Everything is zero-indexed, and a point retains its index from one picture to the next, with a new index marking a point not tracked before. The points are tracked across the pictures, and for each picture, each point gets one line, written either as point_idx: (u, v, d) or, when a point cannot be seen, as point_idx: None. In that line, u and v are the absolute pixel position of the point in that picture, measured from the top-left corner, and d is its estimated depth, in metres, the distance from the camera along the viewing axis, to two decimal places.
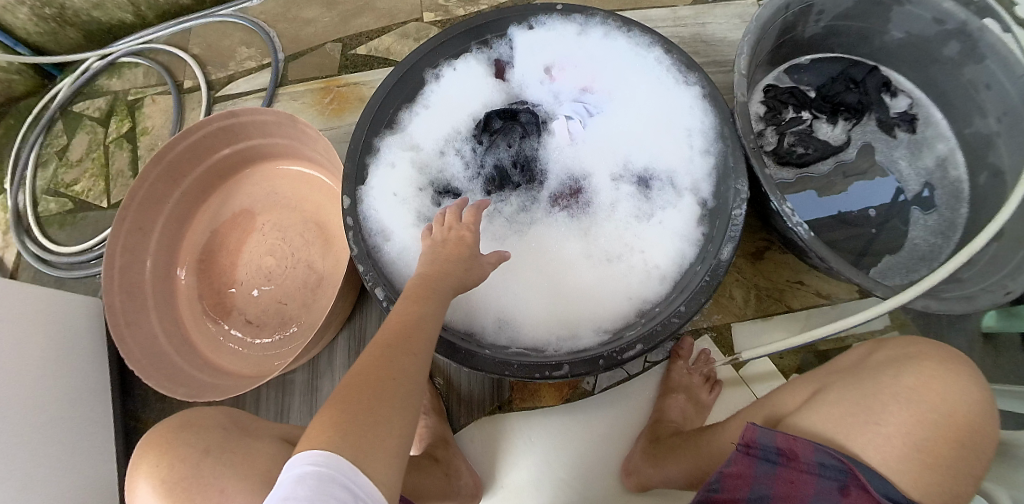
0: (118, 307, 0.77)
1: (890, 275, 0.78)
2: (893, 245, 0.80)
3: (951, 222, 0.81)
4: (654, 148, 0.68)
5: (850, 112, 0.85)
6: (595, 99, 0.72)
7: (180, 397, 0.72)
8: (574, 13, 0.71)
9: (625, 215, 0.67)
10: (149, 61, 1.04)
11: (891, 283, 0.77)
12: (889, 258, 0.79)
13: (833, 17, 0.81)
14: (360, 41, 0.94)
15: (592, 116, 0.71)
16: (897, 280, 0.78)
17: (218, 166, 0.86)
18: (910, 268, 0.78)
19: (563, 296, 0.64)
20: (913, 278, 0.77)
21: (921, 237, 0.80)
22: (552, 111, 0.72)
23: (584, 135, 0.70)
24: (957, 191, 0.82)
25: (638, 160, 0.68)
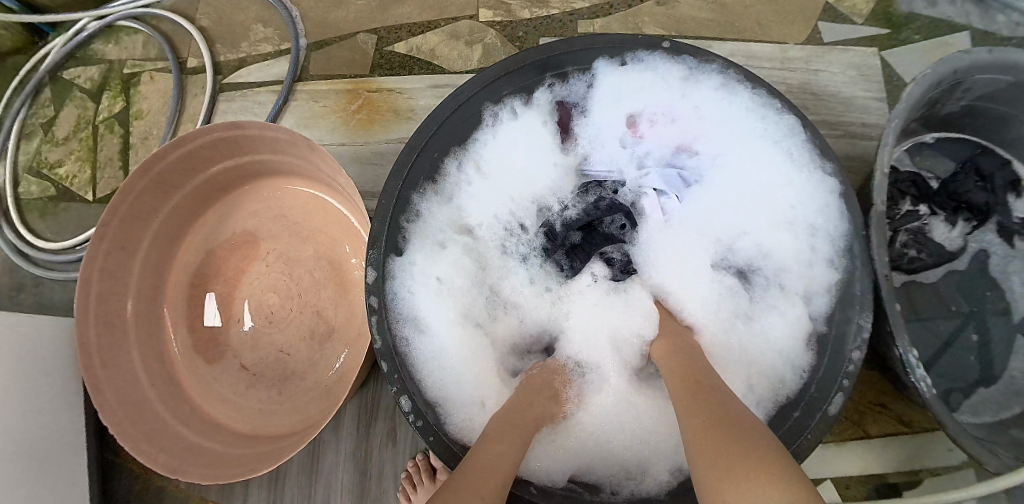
0: (93, 344, 0.66)
1: (979, 411, 0.66)
2: (981, 374, 0.67)
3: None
4: (760, 240, 0.56)
5: (972, 212, 0.71)
6: (694, 164, 0.60)
7: (160, 470, 0.61)
8: (683, 53, 0.55)
9: (722, 318, 0.56)
10: (149, 30, 0.88)
11: (980, 422, 0.65)
12: (980, 389, 0.67)
13: (978, 96, 0.65)
14: (399, 36, 0.78)
15: (688, 186, 0.60)
16: (985, 417, 0.66)
17: (217, 179, 0.72)
18: (1002, 405, 0.66)
19: (629, 423, 0.54)
20: (1003, 417, 0.65)
21: (1020, 369, 0.67)
22: (636, 182, 0.61)
23: (678, 211, 0.59)
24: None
25: (744, 249, 0.57)
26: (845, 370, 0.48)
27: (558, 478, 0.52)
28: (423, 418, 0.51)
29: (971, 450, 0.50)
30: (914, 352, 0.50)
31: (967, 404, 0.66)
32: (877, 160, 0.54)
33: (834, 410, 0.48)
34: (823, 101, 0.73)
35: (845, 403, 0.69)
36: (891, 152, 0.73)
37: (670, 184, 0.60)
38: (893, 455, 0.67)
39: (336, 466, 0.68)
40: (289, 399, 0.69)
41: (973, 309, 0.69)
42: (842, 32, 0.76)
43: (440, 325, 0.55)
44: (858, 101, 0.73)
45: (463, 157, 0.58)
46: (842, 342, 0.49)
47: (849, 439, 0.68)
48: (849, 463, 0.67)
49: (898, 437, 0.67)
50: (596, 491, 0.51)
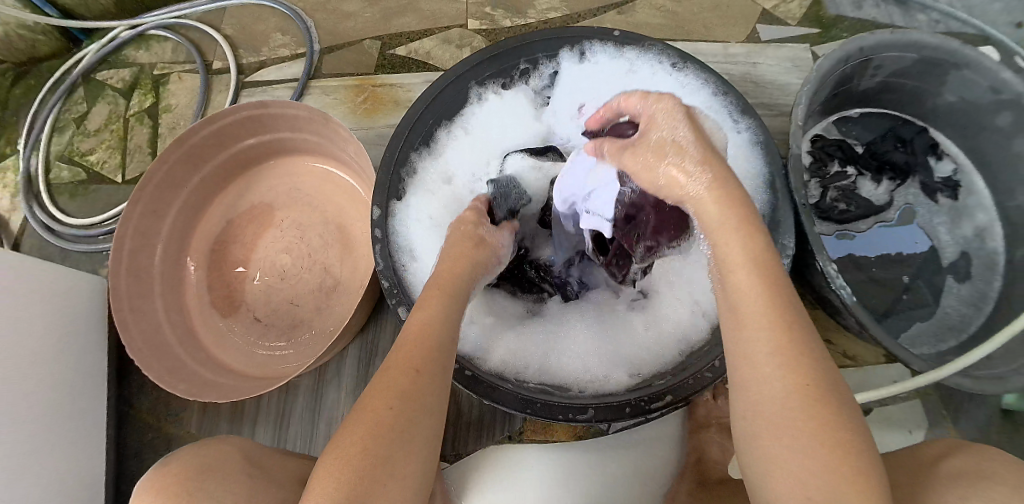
0: (123, 291, 0.74)
1: (919, 342, 0.79)
2: (924, 312, 0.81)
3: (983, 293, 0.81)
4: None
5: (895, 173, 0.86)
6: None
7: (178, 394, 0.70)
8: (630, 43, 0.70)
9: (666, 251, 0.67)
10: (179, 37, 1.01)
11: (919, 351, 0.78)
12: (920, 323, 0.80)
13: (889, 73, 0.78)
14: (401, 42, 0.92)
15: None
16: (926, 347, 0.79)
17: (241, 156, 0.84)
18: (939, 337, 0.79)
19: (597, 338, 0.65)
20: (941, 348, 0.79)
21: (953, 306, 0.81)
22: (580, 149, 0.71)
23: None
24: (991, 264, 0.82)
25: None
26: None
27: (534, 380, 0.62)
28: None
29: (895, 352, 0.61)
30: (832, 263, 0.61)
31: (909, 337, 0.79)
32: (794, 117, 0.68)
33: None
34: (763, 87, 0.88)
35: None
36: (821, 124, 0.86)
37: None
38: None
39: (336, 403, 0.77)
40: (296, 344, 0.79)
41: (911, 261, 0.83)
42: (777, 32, 0.91)
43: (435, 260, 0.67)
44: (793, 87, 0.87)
45: (452, 128, 0.71)
46: None
47: None
48: None
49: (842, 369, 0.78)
50: (565, 390, 0.62)
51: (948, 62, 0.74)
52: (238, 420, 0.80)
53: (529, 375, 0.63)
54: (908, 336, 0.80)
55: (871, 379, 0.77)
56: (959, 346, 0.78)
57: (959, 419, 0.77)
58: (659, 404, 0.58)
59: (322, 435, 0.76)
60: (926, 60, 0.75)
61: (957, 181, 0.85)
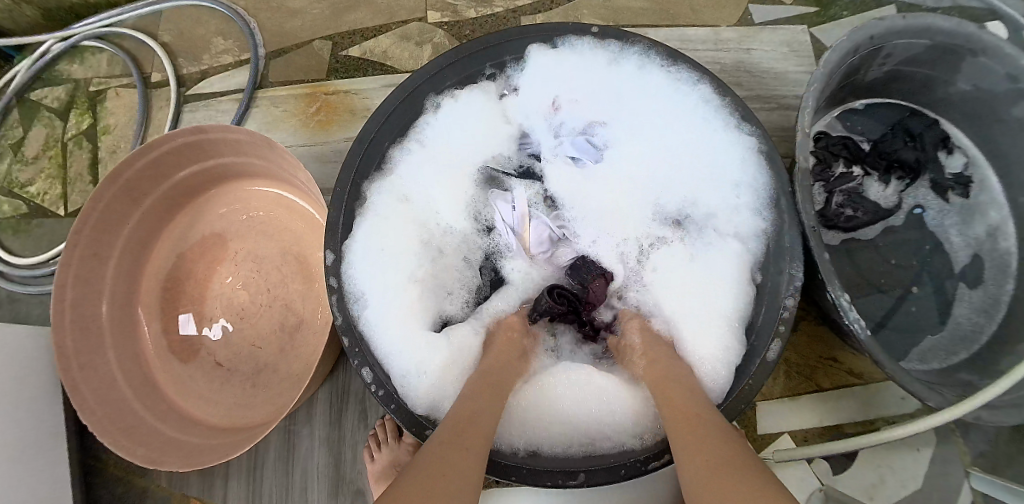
0: (70, 349, 0.68)
1: (928, 358, 0.73)
2: (932, 322, 0.74)
3: (994, 299, 0.73)
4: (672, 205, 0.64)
5: (905, 171, 0.77)
6: (601, 134, 0.66)
7: (138, 461, 0.64)
8: (610, 38, 0.63)
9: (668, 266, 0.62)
10: (114, 48, 0.91)
11: (930, 368, 0.72)
12: (929, 337, 0.73)
13: (898, 61, 0.70)
14: (353, 41, 0.82)
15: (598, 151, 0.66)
16: (936, 363, 0.72)
17: (184, 185, 0.76)
18: (950, 350, 0.72)
19: None
20: (953, 362, 0.72)
21: (965, 316, 0.73)
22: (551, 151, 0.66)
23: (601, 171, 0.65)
24: (1004, 266, 0.74)
25: (672, 202, 0.64)
26: (782, 317, 0.56)
27: (520, 439, 0.57)
28: (384, 387, 0.56)
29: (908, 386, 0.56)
30: (845, 294, 0.55)
31: (916, 353, 0.73)
32: (801, 122, 0.60)
33: (772, 355, 0.55)
34: (757, 75, 0.79)
35: (797, 360, 0.73)
36: (824, 119, 0.79)
37: (584, 152, 0.65)
38: (846, 405, 0.71)
39: (311, 453, 0.71)
40: (261, 390, 0.72)
41: (918, 266, 0.75)
42: (775, 9, 0.81)
43: (394, 299, 0.60)
44: (792, 74, 0.79)
45: (406, 143, 0.63)
46: (777, 290, 0.57)
47: (801, 393, 0.72)
48: (802, 416, 0.72)
49: (849, 388, 0.72)
50: (553, 448, 0.56)
51: (962, 49, 0.66)
52: (208, 473, 0.74)
53: (514, 434, 0.57)
54: (917, 350, 0.73)
55: (877, 400, 0.72)
56: (971, 359, 0.71)
57: (967, 434, 0.70)
58: (659, 463, 0.54)
59: (295, 489, 0.71)
60: (938, 46, 0.67)
61: (968, 177, 0.77)
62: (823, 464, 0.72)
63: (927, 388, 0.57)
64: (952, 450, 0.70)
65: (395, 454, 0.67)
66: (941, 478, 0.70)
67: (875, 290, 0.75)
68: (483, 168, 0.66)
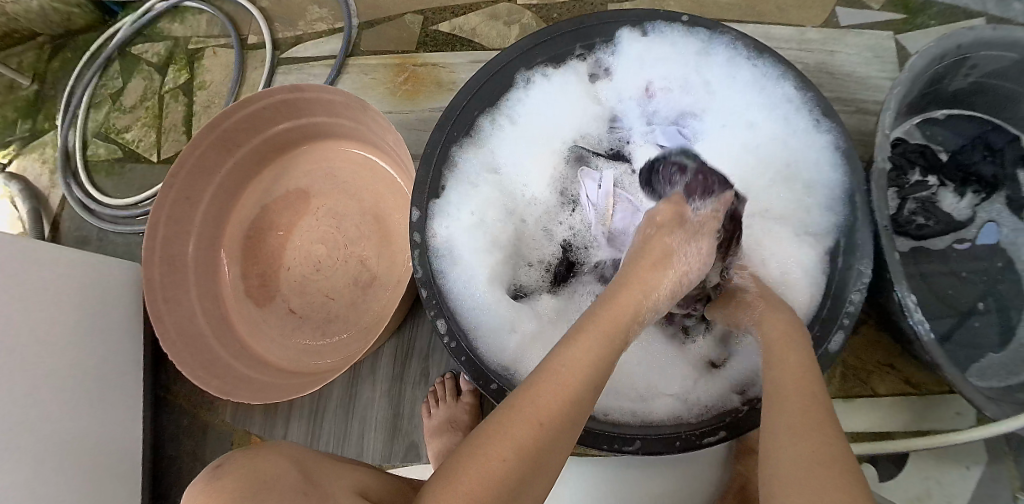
0: (157, 281, 0.72)
1: (987, 377, 0.70)
2: (993, 342, 0.72)
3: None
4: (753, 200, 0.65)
5: (981, 185, 0.76)
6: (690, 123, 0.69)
7: (213, 391, 0.69)
8: (698, 27, 0.64)
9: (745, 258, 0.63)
10: (214, 10, 0.96)
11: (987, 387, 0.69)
12: (990, 356, 0.71)
13: (983, 74, 0.70)
14: (444, 17, 0.85)
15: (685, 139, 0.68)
16: (994, 383, 0.70)
17: (274, 140, 0.80)
18: (1012, 370, 0.69)
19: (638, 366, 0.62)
20: (1013, 383, 0.69)
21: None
22: (640, 134, 0.70)
23: None
24: None
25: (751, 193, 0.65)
26: (845, 311, 0.56)
27: None
28: (457, 340, 0.59)
29: (970, 395, 0.55)
30: (912, 294, 0.55)
31: (977, 368, 0.71)
32: (881, 125, 0.61)
33: (835, 346, 0.55)
34: (840, 79, 0.79)
35: (854, 361, 0.73)
36: (904, 126, 0.78)
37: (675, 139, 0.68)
38: (900, 414, 0.71)
39: (370, 404, 0.74)
40: (330, 339, 0.76)
41: (986, 284, 0.74)
42: (860, 15, 0.81)
43: (477, 259, 0.64)
44: (875, 81, 0.78)
45: (498, 115, 0.66)
46: (845, 289, 0.57)
47: (857, 397, 0.72)
48: (855, 419, 0.71)
49: (905, 397, 0.71)
50: (610, 416, 0.58)
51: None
52: (272, 413, 0.78)
53: None
54: (976, 367, 0.71)
55: (931, 412, 0.70)
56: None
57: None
58: (715, 439, 0.54)
59: (355, 434, 0.74)
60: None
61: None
62: (871, 469, 0.71)
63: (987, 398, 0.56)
64: (1015, 472, 0.69)
65: (451, 412, 0.70)
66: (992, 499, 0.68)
67: (937, 302, 0.74)
68: (573, 149, 0.69)
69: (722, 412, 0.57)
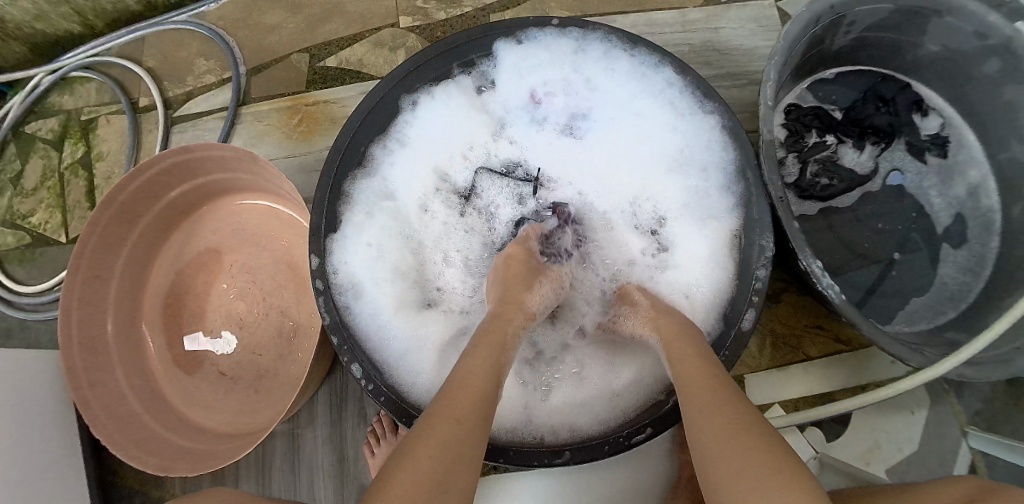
0: (80, 368, 0.70)
1: (916, 320, 0.73)
2: (918, 286, 0.74)
3: (981, 256, 0.74)
4: (655, 190, 0.65)
5: (879, 135, 0.77)
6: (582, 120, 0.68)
7: (150, 470, 0.67)
8: (571, 26, 0.63)
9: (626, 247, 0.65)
10: (101, 76, 0.94)
11: (920, 330, 0.72)
12: (916, 299, 0.74)
13: (865, 27, 0.71)
14: (330, 52, 0.85)
15: (579, 137, 0.68)
16: (924, 324, 0.73)
17: (177, 204, 0.78)
18: (936, 310, 0.73)
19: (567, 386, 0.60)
20: (941, 322, 0.72)
21: (950, 275, 0.74)
22: (541, 138, 0.69)
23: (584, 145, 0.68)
24: (988, 223, 0.75)
25: (650, 200, 0.65)
26: (755, 288, 0.57)
27: (502, 425, 0.57)
28: (373, 382, 0.58)
29: (888, 347, 0.55)
30: (817, 260, 0.55)
31: (903, 316, 0.73)
32: (763, 97, 0.60)
33: (749, 325, 0.56)
34: (726, 55, 0.80)
35: (782, 329, 0.73)
36: (794, 91, 0.78)
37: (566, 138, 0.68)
38: (835, 372, 0.72)
39: (314, 453, 0.73)
40: (265, 396, 0.75)
41: (902, 231, 0.75)
42: None
43: (378, 290, 0.63)
44: (761, 49, 0.80)
45: (387, 141, 0.65)
46: (749, 263, 0.58)
47: (789, 364, 0.72)
48: (794, 387, 0.72)
49: (837, 356, 0.72)
50: (540, 433, 0.57)
51: (928, 11, 0.67)
52: (220, 480, 0.76)
53: (504, 420, 0.58)
54: (905, 313, 0.73)
55: (866, 365, 0.72)
56: (960, 317, 0.72)
57: (958, 393, 0.71)
58: (642, 436, 0.54)
59: (303, 487, 0.73)
60: (904, 10, 0.68)
61: (945, 137, 0.77)
62: (816, 432, 0.72)
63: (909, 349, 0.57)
64: (946, 409, 0.71)
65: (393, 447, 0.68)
66: (936, 437, 0.71)
67: (858, 258, 0.74)
68: (478, 170, 0.69)
69: (647, 409, 0.57)
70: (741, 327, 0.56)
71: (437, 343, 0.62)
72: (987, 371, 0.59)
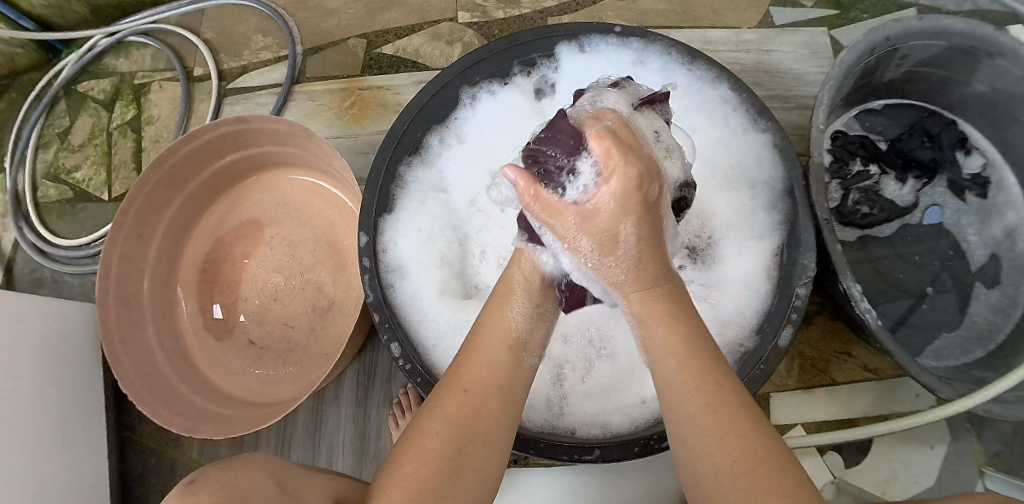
0: (113, 322, 0.71)
1: (943, 356, 0.73)
2: (951, 321, 0.74)
3: (1013, 300, 0.74)
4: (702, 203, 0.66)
5: (922, 170, 0.78)
6: None
7: (174, 429, 0.68)
8: (632, 37, 0.66)
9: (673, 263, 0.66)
10: (158, 44, 0.96)
11: (945, 367, 0.72)
12: (946, 334, 0.74)
13: (916, 61, 0.72)
14: (388, 39, 0.86)
15: None
16: (951, 362, 0.72)
17: (224, 173, 0.80)
18: (965, 348, 0.73)
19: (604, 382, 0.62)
20: (969, 360, 0.72)
21: (980, 314, 0.74)
22: None
23: None
24: None
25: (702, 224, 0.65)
26: (793, 306, 0.57)
27: (540, 416, 0.59)
28: (411, 362, 0.59)
29: (920, 377, 0.56)
30: (856, 284, 0.56)
31: (931, 350, 0.73)
32: (814, 121, 0.61)
33: (784, 341, 0.56)
34: (776, 78, 0.81)
35: (811, 352, 0.74)
36: (843, 118, 0.80)
37: None
38: (859, 399, 0.72)
39: (337, 428, 0.74)
40: (294, 367, 0.76)
41: (938, 267, 0.76)
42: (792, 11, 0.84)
43: (422, 273, 0.64)
44: (810, 76, 0.81)
45: (446, 133, 0.67)
46: (790, 282, 0.58)
47: (816, 387, 0.73)
48: (816, 410, 0.72)
49: (861, 383, 0.73)
50: (572, 428, 0.59)
51: (979, 51, 0.67)
52: (240, 446, 0.77)
53: (536, 413, 0.60)
54: (932, 347, 0.73)
55: (890, 394, 0.72)
56: (987, 357, 0.72)
57: (987, 434, 0.71)
58: (671, 442, 0.55)
59: (325, 460, 0.73)
60: (956, 48, 0.68)
61: (986, 177, 0.78)
62: (835, 456, 0.73)
63: (936, 379, 0.58)
64: (966, 447, 0.71)
65: None
66: (952, 474, 0.71)
67: (890, 288, 0.76)
68: None
69: None
70: (776, 344, 0.57)
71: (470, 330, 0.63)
72: (1014, 412, 0.59)
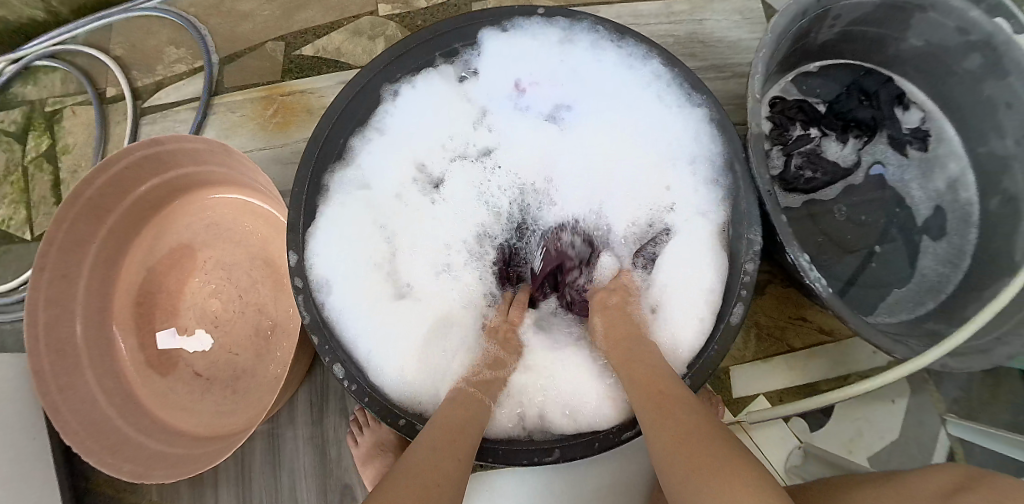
0: (49, 373, 0.67)
1: (896, 312, 0.72)
2: (899, 278, 0.74)
3: (960, 249, 0.74)
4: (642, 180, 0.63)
5: (862, 129, 0.77)
6: (568, 111, 0.66)
7: (125, 476, 0.64)
8: (557, 15, 0.62)
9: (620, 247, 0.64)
10: (65, 66, 0.90)
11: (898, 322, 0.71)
12: (896, 290, 0.73)
13: (848, 22, 0.70)
14: (307, 40, 0.82)
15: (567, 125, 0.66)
16: (904, 315, 0.72)
17: (146, 200, 0.75)
18: (917, 301, 0.73)
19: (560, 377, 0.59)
20: (920, 313, 0.72)
21: (931, 267, 0.74)
22: (522, 131, 0.66)
23: (568, 135, 0.66)
24: (966, 215, 0.74)
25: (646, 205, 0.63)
26: (743, 282, 0.56)
27: (494, 422, 0.57)
28: (356, 383, 0.57)
29: (875, 341, 0.55)
30: (804, 255, 0.55)
31: (884, 307, 0.72)
32: (750, 89, 0.59)
33: (736, 318, 0.55)
34: (711, 45, 0.79)
35: (767, 321, 0.73)
36: (779, 84, 0.77)
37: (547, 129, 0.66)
38: (817, 363, 0.71)
39: (296, 454, 0.72)
40: (243, 395, 0.73)
41: (886, 221, 0.75)
42: None
43: (353, 283, 0.60)
44: (745, 43, 0.79)
45: (365, 131, 0.62)
46: (737, 258, 0.57)
47: (775, 355, 0.72)
48: (777, 378, 0.71)
49: (820, 346, 0.72)
50: (529, 430, 0.57)
51: (910, 7, 0.67)
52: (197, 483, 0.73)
53: (492, 417, 0.58)
54: (884, 305, 0.73)
55: (849, 355, 0.72)
56: (939, 308, 0.71)
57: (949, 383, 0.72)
58: (632, 432, 0.55)
59: (287, 487, 0.71)
60: (887, 4, 0.67)
61: (926, 131, 0.77)
62: (801, 423, 0.72)
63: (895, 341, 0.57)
64: (927, 397, 0.71)
65: (378, 436, 0.68)
66: (920, 427, 0.71)
67: (837, 247, 0.74)
68: (454, 160, 0.65)
69: (637, 404, 0.56)
70: (729, 320, 0.56)
71: (413, 335, 0.60)
72: (969, 362, 0.58)
